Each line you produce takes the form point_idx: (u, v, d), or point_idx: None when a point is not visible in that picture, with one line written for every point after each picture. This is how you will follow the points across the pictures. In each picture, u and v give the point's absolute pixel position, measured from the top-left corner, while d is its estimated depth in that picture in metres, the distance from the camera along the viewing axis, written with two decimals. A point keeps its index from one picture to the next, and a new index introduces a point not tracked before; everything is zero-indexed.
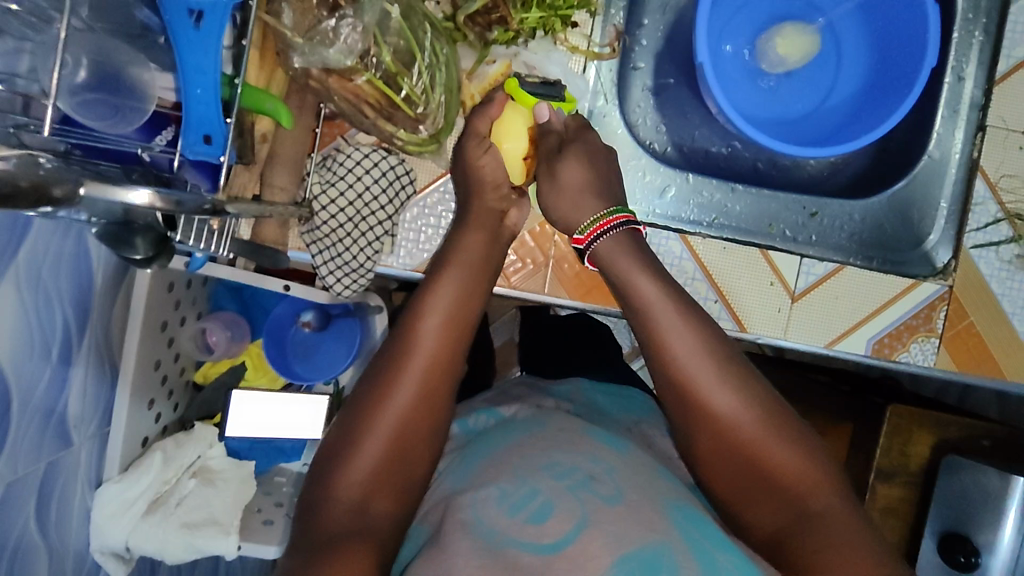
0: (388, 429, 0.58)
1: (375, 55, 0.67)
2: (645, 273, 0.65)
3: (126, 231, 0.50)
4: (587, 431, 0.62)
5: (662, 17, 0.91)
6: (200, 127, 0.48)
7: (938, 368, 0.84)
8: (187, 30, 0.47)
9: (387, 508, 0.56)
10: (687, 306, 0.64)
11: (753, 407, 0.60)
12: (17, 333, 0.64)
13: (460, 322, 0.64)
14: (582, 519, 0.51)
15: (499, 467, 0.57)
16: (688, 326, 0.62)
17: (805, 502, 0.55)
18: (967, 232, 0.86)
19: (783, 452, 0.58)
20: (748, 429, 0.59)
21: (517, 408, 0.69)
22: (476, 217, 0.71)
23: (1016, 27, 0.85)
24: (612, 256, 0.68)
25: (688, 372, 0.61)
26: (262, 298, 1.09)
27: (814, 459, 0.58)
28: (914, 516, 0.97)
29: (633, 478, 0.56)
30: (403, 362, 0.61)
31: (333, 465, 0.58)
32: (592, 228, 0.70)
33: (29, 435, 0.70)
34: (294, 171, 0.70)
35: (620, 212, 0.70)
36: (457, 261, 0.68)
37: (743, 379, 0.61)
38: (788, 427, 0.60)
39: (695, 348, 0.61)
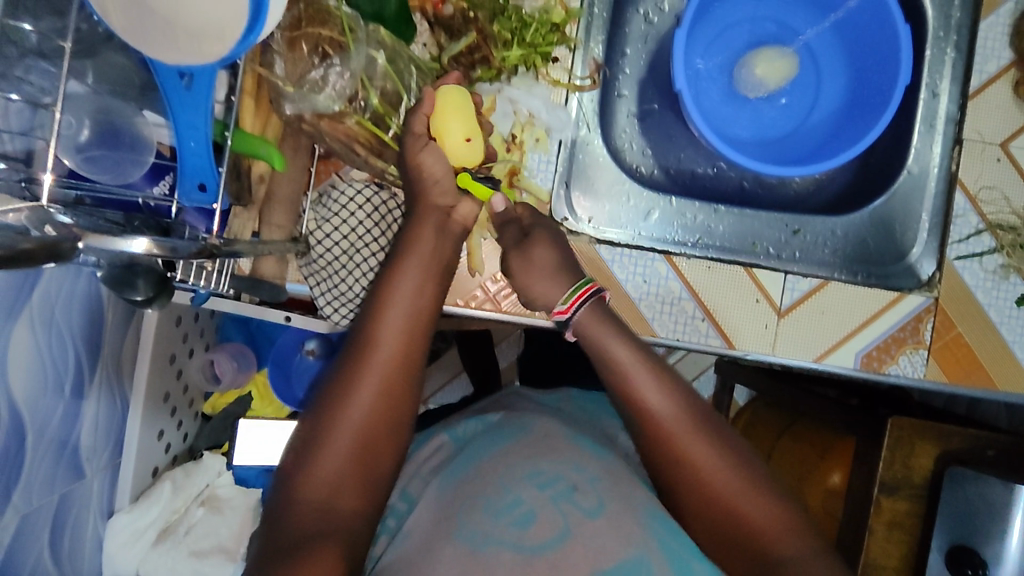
0: (353, 428, 0.58)
1: (363, 98, 0.72)
2: (619, 337, 0.69)
3: (129, 273, 0.53)
4: (572, 439, 0.71)
5: (643, 46, 0.94)
6: (194, 176, 0.52)
7: (929, 379, 0.86)
8: (178, 91, 0.50)
9: (354, 506, 0.57)
10: (658, 363, 0.67)
11: (723, 457, 0.62)
12: (32, 371, 0.68)
13: (422, 316, 0.64)
14: (564, 529, 0.58)
15: (483, 480, 0.65)
16: (659, 384, 0.65)
17: (773, 551, 0.58)
18: (950, 243, 0.87)
19: (755, 508, 0.60)
20: (717, 477, 0.61)
21: (501, 415, 0.78)
22: (433, 217, 0.69)
23: (986, 43, 0.87)
24: (591, 325, 0.70)
25: (661, 425, 0.63)
26: (268, 328, 1.12)
27: (784, 513, 0.60)
28: (921, 530, 0.95)
29: (614, 489, 0.63)
30: (365, 361, 0.60)
31: (297, 465, 0.57)
32: (575, 296, 0.72)
33: (42, 468, 0.73)
34: (291, 209, 0.73)
35: (590, 283, 0.73)
36: (416, 253, 0.67)
37: (712, 433, 0.63)
38: (761, 483, 0.62)
39: (666, 405, 0.64)
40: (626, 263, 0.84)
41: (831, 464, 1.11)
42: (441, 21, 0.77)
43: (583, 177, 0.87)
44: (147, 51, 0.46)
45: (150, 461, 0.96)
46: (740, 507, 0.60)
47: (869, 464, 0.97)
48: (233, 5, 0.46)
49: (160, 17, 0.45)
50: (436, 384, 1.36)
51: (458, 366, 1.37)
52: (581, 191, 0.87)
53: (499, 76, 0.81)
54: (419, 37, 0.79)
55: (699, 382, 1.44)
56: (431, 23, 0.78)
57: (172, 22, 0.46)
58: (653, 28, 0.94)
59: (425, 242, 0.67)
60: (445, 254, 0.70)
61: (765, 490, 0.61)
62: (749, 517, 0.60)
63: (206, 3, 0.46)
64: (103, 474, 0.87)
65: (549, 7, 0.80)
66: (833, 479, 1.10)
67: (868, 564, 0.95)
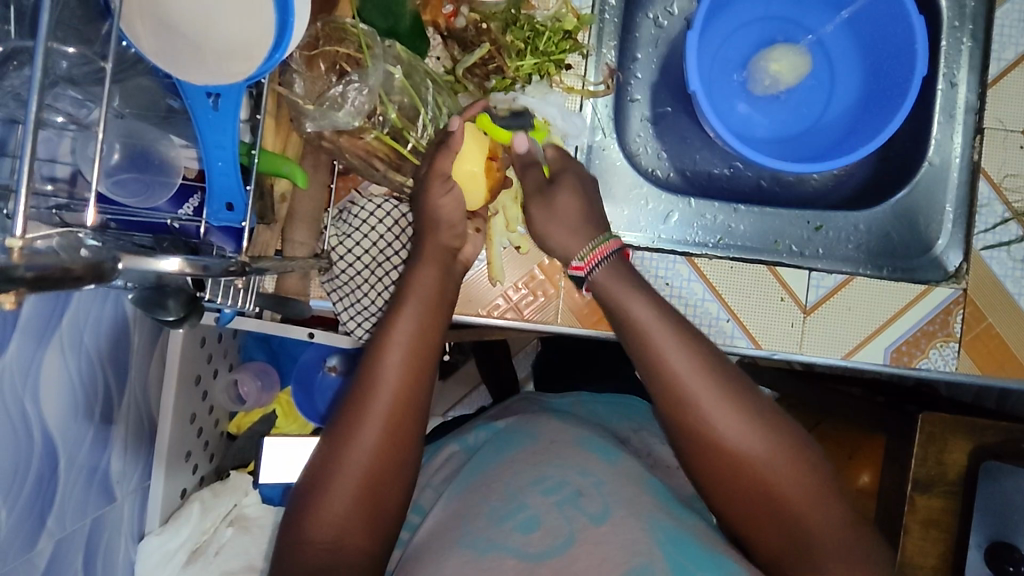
0: (356, 471, 0.56)
1: (381, 114, 0.71)
2: (666, 326, 0.58)
3: (159, 294, 0.53)
4: (582, 445, 0.71)
5: (654, 49, 0.94)
6: (223, 196, 0.53)
7: (961, 372, 0.84)
8: (205, 111, 0.51)
9: (361, 546, 0.56)
10: (687, 328, 0.59)
11: (782, 452, 0.55)
12: (63, 398, 0.68)
13: (426, 353, 0.61)
14: (568, 536, 0.58)
15: (491, 484, 0.66)
16: (696, 362, 0.56)
17: (813, 533, 0.54)
18: (975, 234, 0.86)
19: (797, 485, 0.55)
20: (773, 472, 0.55)
21: (509, 421, 0.79)
22: (437, 251, 0.68)
23: (1003, 30, 0.86)
24: (609, 286, 0.63)
25: (713, 423, 0.55)
26: (290, 346, 1.12)
27: (821, 484, 0.55)
28: (958, 528, 0.93)
29: (620, 492, 0.63)
30: (366, 402, 0.57)
31: (305, 505, 0.57)
32: (592, 254, 0.66)
33: (75, 494, 0.74)
34: (313, 227, 0.74)
35: (614, 238, 0.67)
36: (421, 285, 0.64)
37: (770, 422, 0.56)
38: (800, 454, 0.56)
39: (722, 402, 0.55)
40: (647, 266, 0.84)
41: (861, 463, 1.12)
42: (454, 34, 0.78)
43: (600, 182, 0.87)
44: (177, 73, 0.47)
45: (179, 481, 0.96)
46: (794, 501, 0.54)
47: (900, 462, 0.95)
48: (259, 23, 0.46)
49: (189, 40, 0.46)
50: (455, 396, 1.35)
51: (476, 379, 1.37)
52: (599, 197, 0.87)
53: (512, 86, 0.80)
54: (433, 51, 0.80)
55: None
56: (444, 37, 0.79)
57: (200, 45, 0.46)
58: (664, 32, 0.94)
59: (427, 278, 0.65)
60: (449, 288, 0.67)
61: (805, 462, 0.55)
62: (801, 508, 0.54)
63: (233, 23, 0.46)
64: (132, 498, 0.87)
65: (561, 15, 0.80)
66: (864, 478, 1.10)
67: (905, 564, 0.94)
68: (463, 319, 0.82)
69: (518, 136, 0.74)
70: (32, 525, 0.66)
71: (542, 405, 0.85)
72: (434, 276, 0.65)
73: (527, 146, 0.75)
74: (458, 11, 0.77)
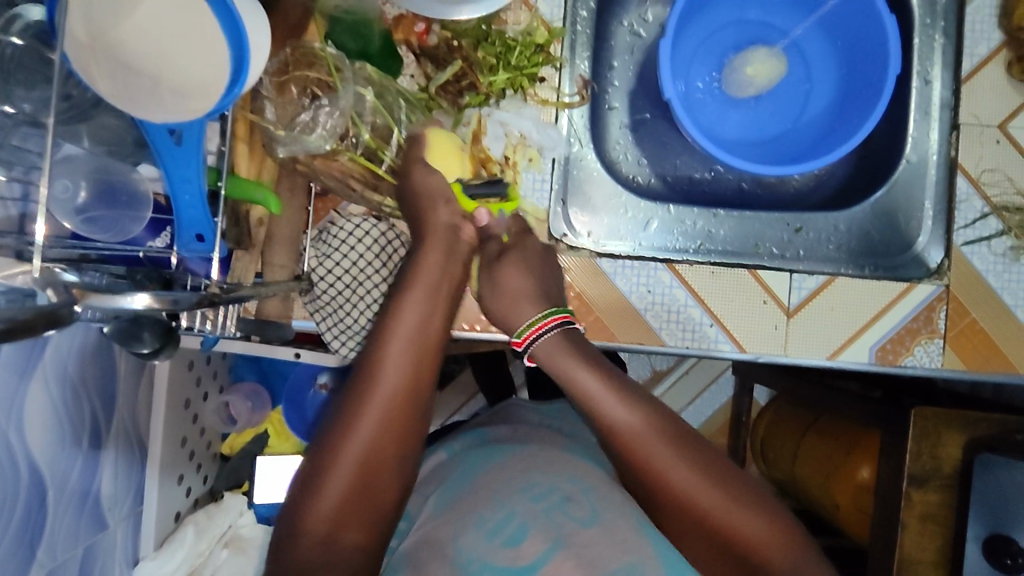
0: (354, 461, 0.57)
1: (354, 135, 0.72)
2: (613, 390, 0.62)
3: (136, 326, 0.53)
4: (570, 453, 0.71)
5: (630, 57, 0.95)
6: (192, 227, 0.53)
7: (946, 368, 0.84)
8: (169, 146, 0.51)
9: (359, 540, 0.57)
10: (626, 385, 0.63)
11: (729, 495, 0.59)
12: (48, 429, 0.69)
13: (427, 346, 0.61)
14: (557, 539, 0.59)
15: (477, 495, 0.66)
16: (636, 410, 0.61)
17: (770, 564, 0.58)
18: (956, 229, 0.86)
19: (748, 521, 0.58)
20: (723, 515, 0.58)
21: (498, 430, 0.79)
22: (440, 242, 0.67)
23: (975, 25, 0.86)
24: (551, 355, 0.66)
25: (665, 477, 0.59)
26: (279, 365, 1.13)
27: (772, 518, 0.59)
28: (955, 521, 0.93)
29: (607, 497, 0.63)
30: (366, 395, 0.58)
31: (301, 497, 0.57)
32: (529, 330, 0.68)
33: (66, 523, 0.74)
34: (292, 249, 0.73)
35: (557, 313, 0.69)
36: (419, 279, 0.64)
37: (714, 468, 0.60)
38: (744, 492, 0.60)
39: (670, 458, 0.60)
40: (629, 275, 0.84)
41: (859, 457, 1.07)
42: (427, 51, 0.79)
43: (579, 193, 0.87)
44: (135, 111, 0.47)
45: (172, 504, 0.97)
46: (749, 540, 0.58)
47: (894, 458, 0.95)
48: (214, 59, 0.47)
49: (146, 77, 0.47)
50: (452, 406, 1.36)
51: (472, 387, 1.37)
52: (578, 207, 0.87)
53: (487, 101, 0.81)
54: (406, 69, 0.80)
55: (718, 385, 1.43)
56: (417, 55, 0.79)
57: (157, 82, 0.47)
58: (640, 40, 0.95)
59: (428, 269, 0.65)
60: (452, 278, 0.67)
61: (750, 501, 0.59)
62: (755, 544, 0.58)
63: (188, 62, 0.47)
64: (125, 523, 0.87)
65: (532, 29, 0.81)
66: (863, 472, 1.06)
67: (902, 560, 0.93)
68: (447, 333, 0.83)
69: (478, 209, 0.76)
70: (22, 556, 0.67)
71: (531, 414, 0.86)
72: (435, 265, 0.65)
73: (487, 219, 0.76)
74: (430, 28, 0.78)
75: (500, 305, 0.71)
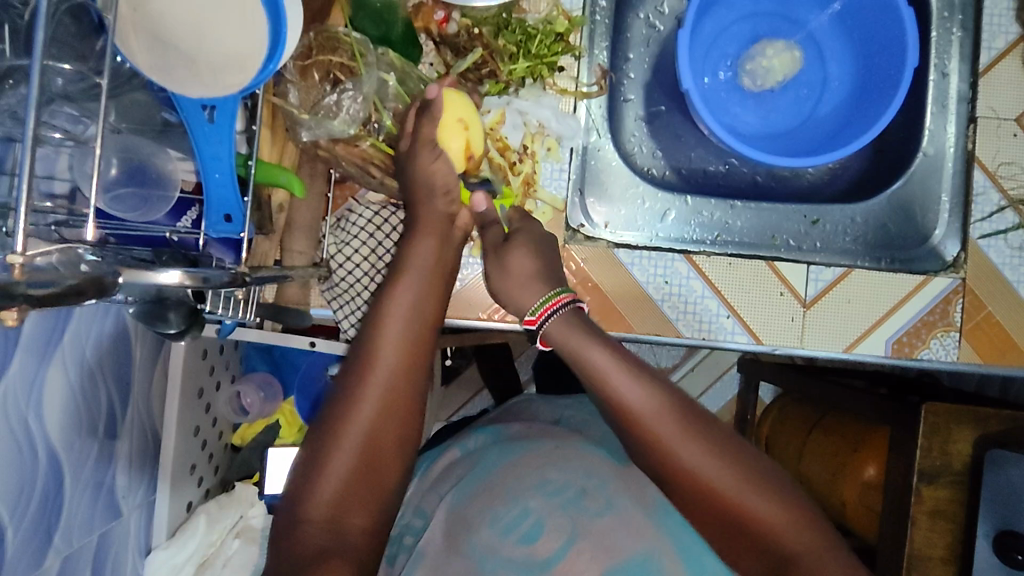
0: (357, 435, 0.56)
1: (376, 121, 0.73)
2: (621, 368, 0.58)
3: (160, 307, 0.52)
4: (586, 447, 0.69)
5: (646, 49, 0.95)
6: (221, 207, 0.53)
7: (962, 361, 0.84)
8: (201, 123, 0.51)
9: (363, 518, 0.56)
10: (635, 362, 0.59)
11: (740, 473, 0.55)
12: (67, 412, 0.68)
13: (424, 325, 0.61)
14: (571, 536, 0.60)
15: (492, 491, 0.65)
16: (642, 388, 0.57)
17: (783, 548, 0.54)
18: (972, 223, 0.86)
19: (761, 504, 0.55)
20: (734, 493, 0.55)
21: (513, 428, 0.77)
22: (435, 228, 0.67)
23: (992, 19, 0.87)
24: (563, 333, 0.62)
25: (673, 456, 0.56)
26: (290, 355, 1.11)
27: (786, 502, 0.55)
28: (966, 518, 0.92)
29: (623, 491, 0.64)
30: (366, 373, 0.58)
31: (303, 483, 0.56)
32: (545, 306, 0.65)
33: (81, 509, 0.74)
34: (311, 236, 0.74)
35: (568, 291, 0.66)
36: (416, 262, 0.64)
37: (727, 449, 0.56)
38: (758, 474, 0.56)
39: (678, 435, 0.56)
40: (646, 265, 0.84)
41: (864, 457, 1.07)
42: (447, 40, 0.79)
43: (596, 183, 0.87)
44: (171, 86, 0.47)
45: (183, 495, 0.96)
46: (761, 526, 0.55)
47: (904, 453, 0.94)
48: (255, 33, 0.47)
49: (183, 54, 0.46)
50: (458, 402, 1.35)
51: (479, 383, 1.37)
52: (595, 197, 0.87)
53: (507, 89, 0.81)
54: (426, 57, 0.80)
55: (723, 383, 1.44)
56: (436, 44, 0.80)
57: (194, 58, 0.47)
58: (656, 32, 0.95)
59: (426, 252, 0.65)
60: (446, 264, 0.67)
61: (762, 481, 0.56)
62: (770, 528, 0.54)
63: (226, 35, 0.47)
64: (138, 512, 0.87)
65: (552, 18, 0.81)
66: (869, 471, 1.06)
67: (914, 556, 0.92)
68: (464, 323, 0.82)
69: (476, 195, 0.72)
70: (40, 541, 0.67)
71: (544, 407, 0.85)
72: (430, 253, 0.65)
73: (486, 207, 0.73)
74: (450, 17, 0.78)
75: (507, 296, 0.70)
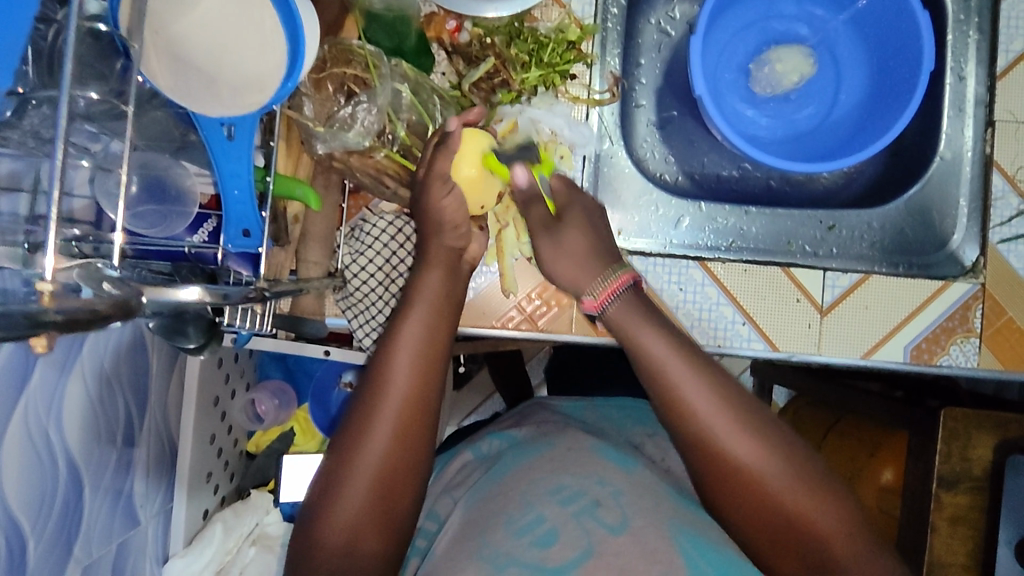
0: (369, 469, 0.57)
1: (390, 132, 0.73)
2: (683, 361, 0.58)
3: (180, 321, 0.53)
4: (598, 451, 0.71)
5: (658, 54, 0.94)
6: (239, 222, 0.54)
7: (982, 368, 0.83)
8: (220, 140, 0.52)
9: (376, 546, 0.57)
10: (697, 354, 0.59)
11: (800, 474, 0.56)
12: (86, 424, 0.69)
13: (435, 353, 0.61)
14: (586, 548, 0.57)
15: (507, 495, 0.65)
16: (705, 382, 0.57)
17: (836, 554, 0.55)
18: (991, 227, 0.85)
19: (817, 510, 0.55)
20: (792, 495, 0.55)
21: (523, 431, 0.78)
22: (444, 257, 0.68)
23: (1011, 21, 0.85)
24: (621, 319, 0.62)
25: (733, 453, 0.56)
26: (305, 364, 1.13)
27: (841, 508, 0.56)
28: (987, 524, 0.90)
29: (636, 502, 0.63)
30: (377, 406, 0.58)
31: (317, 509, 0.57)
32: (604, 289, 0.64)
33: (101, 519, 0.74)
34: (326, 245, 0.74)
35: (625, 270, 0.66)
36: (425, 287, 0.64)
37: (788, 447, 0.57)
38: (816, 478, 0.56)
39: (739, 434, 0.56)
40: (660, 272, 0.83)
41: (883, 459, 1.08)
42: (459, 48, 0.79)
43: (609, 190, 0.87)
44: (193, 107, 0.48)
45: (200, 502, 0.97)
46: (817, 529, 0.55)
47: (924, 460, 0.93)
48: (273, 52, 0.48)
49: (204, 74, 0.47)
50: (471, 405, 1.36)
51: (490, 387, 1.37)
52: (608, 205, 0.87)
53: (519, 98, 0.81)
54: (438, 66, 0.81)
55: None
56: (448, 53, 0.80)
57: (213, 78, 0.47)
58: (668, 38, 0.94)
59: (432, 278, 0.65)
60: (454, 287, 0.67)
61: (819, 486, 0.56)
62: (823, 534, 0.55)
63: (245, 57, 0.48)
64: (156, 520, 0.88)
65: (564, 26, 0.81)
66: (886, 475, 1.08)
67: (933, 563, 0.91)
68: (478, 331, 0.82)
69: (517, 169, 0.71)
70: (60, 553, 0.67)
71: (558, 412, 0.85)
72: (438, 277, 0.65)
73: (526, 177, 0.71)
74: (461, 26, 0.78)
75: (555, 269, 0.70)
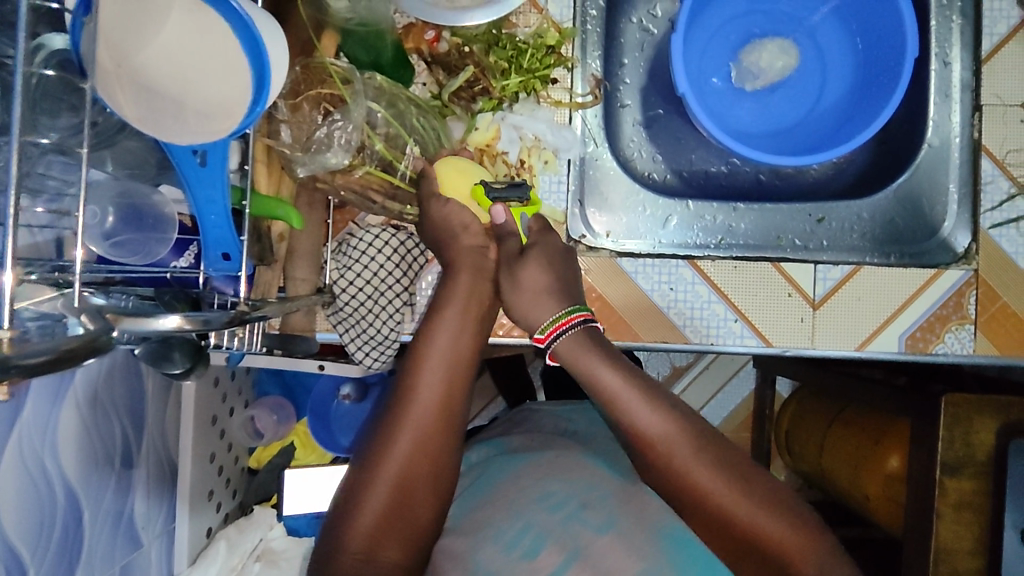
0: (392, 477, 0.57)
1: (369, 147, 0.74)
2: (636, 389, 0.60)
3: (165, 347, 0.53)
4: (591, 458, 0.70)
5: (641, 53, 0.94)
6: (218, 246, 0.55)
7: (979, 354, 0.82)
8: (193, 167, 0.53)
9: (396, 554, 0.57)
10: (651, 386, 0.61)
11: (751, 493, 0.57)
12: (82, 451, 0.69)
13: (462, 366, 0.62)
14: (575, 548, 0.59)
15: (497, 503, 0.65)
16: (655, 409, 0.59)
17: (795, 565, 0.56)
18: (982, 213, 0.84)
19: (772, 525, 0.57)
20: (746, 514, 0.57)
21: (518, 440, 0.77)
22: (470, 260, 0.69)
23: (993, 5, 0.84)
24: (573, 354, 0.63)
25: (686, 474, 0.58)
26: (302, 379, 1.16)
27: (796, 521, 0.57)
28: (992, 509, 0.89)
29: (624, 505, 0.63)
30: (403, 417, 0.59)
31: (340, 516, 0.58)
32: (553, 326, 0.65)
33: (101, 544, 0.75)
34: (313, 261, 0.74)
35: (580, 309, 0.66)
36: (454, 299, 0.65)
37: (739, 470, 0.58)
38: (770, 493, 0.58)
39: (691, 456, 0.58)
40: (650, 273, 0.83)
41: (888, 448, 1.04)
42: (438, 58, 0.79)
43: (596, 193, 0.87)
44: (158, 132, 0.48)
45: (202, 521, 0.97)
46: (775, 544, 0.56)
47: (926, 448, 0.92)
48: (239, 81, 0.48)
49: (170, 100, 0.47)
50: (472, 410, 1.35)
51: (491, 391, 1.37)
52: (595, 208, 0.87)
53: (501, 105, 0.81)
54: (418, 77, 0.80)
55: (738, 379, 1.43)
56: (428, 63, 0.80)
57: (182, 103, 0.48)
58: (650, 36, 0.94)
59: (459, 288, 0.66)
60: (481, 297, 0.67)
61: (772, 502, 0.57)
62: (779, 546, 0.56)
63: (214, 82, 0.48)
64: (159, 541, 0.88)
65: (542, 31, 0.81)
66: (892, 463, 1.02)
67: (940, 552, 0.90)
68: None
69: (495, 207, 0.69)
70: None
71: (554, 416, 0.85)
72: (463, 287, 0.66)
73: (504, 216, 0.70)
74: (440, 36, 0.78)
75: (520, 302, 0.67)
